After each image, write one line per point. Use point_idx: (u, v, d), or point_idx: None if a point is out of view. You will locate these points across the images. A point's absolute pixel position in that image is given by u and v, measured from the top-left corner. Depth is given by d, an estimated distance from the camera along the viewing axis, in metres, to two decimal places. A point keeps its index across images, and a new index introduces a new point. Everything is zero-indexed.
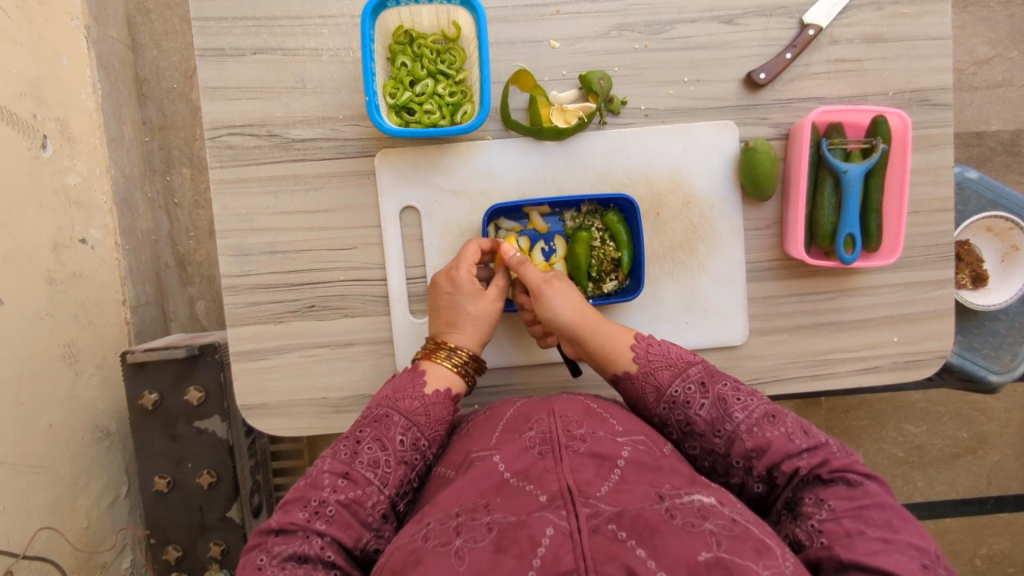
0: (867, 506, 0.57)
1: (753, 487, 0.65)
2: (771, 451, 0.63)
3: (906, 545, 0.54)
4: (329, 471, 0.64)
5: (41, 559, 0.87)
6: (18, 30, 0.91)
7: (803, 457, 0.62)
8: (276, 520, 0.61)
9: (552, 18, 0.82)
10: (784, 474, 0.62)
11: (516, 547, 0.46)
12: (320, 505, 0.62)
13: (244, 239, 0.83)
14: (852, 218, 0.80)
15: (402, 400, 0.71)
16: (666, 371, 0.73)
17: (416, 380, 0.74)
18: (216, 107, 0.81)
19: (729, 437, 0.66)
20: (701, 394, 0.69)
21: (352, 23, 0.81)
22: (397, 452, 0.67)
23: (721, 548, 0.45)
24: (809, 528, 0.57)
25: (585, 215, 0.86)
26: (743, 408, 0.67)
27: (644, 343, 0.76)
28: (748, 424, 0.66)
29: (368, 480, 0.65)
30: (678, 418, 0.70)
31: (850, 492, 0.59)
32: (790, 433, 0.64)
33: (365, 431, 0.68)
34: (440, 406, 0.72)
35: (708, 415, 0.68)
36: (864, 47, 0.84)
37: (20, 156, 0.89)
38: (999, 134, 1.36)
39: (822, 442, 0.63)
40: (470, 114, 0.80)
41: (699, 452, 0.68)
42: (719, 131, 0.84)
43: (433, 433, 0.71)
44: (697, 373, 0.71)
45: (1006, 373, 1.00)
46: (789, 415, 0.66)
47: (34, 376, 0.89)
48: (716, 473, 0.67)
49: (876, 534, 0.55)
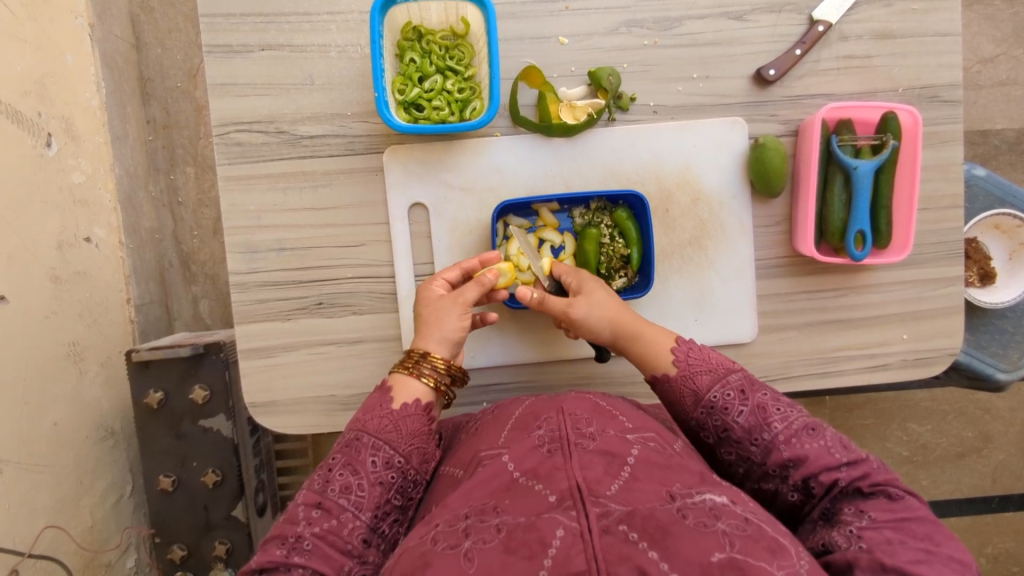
0: (908, 519, 0.57)
1: (787, 495, 0.64)
2: (809, 463, 0.62)
3: (948, 558, 0.53)
4: (303, 503, 0.63)
5: (46, 558, 0.87)
6: (23, 28, 0.91)
7: (843, 470, 0.62)
8: (255, 560, 0.59)
9: (560, 14, 0.82)
10: (822, 485, 0.61)
11: (526, 549, 0.45)
12: (297, 540, 0.60)
13: (251, 237, 0.83)
14: (863, 214, 0.80)
15: (370, 421, 0.68)
16: (705, 376, 0.71)
17: (383, 399, 0.70)
18: (224, 104, 0.81)
19: (767, 446, 0.65)
20: (741, 401, 0.68)
21: (360, 19, 0.81)
22: (371, 474, 0.65)
23: (734, 548, 0.45)
24: (848, 533, 0.56)
25: (595, 212, 0.86)
26: (783, 419, 0.65)
27: (685, 347, 0.74)
28: (787, 435, 0.64)
29: (343, 508, 0.62)
30: (715, 424, 0.68)
31: (891, 505, 0.58)
32: (829, 446, 0.63)
33: (336, 457, 0.66)
34: (411, 419, 0.69)
35: (746, 423, 0.66)
36: (873, 44, 0.84)
37: (26, 154, 0.89)
38: (1004, 133, 1.36)
39: (862, 457, 0.63)
40: (480, 110, 0.80)
41: (734, 458, 0.67)
42: (728, 128, 0.84)
43: (409, 447, 0.67)
44: (737, 380, 0.69)
45: (1014, 371, 1.00)
46: (828, 430, 0.65)
47: (40, 375, 0.89)
48: (750, 479, 0.66)
49: (917, 545, 0.54)
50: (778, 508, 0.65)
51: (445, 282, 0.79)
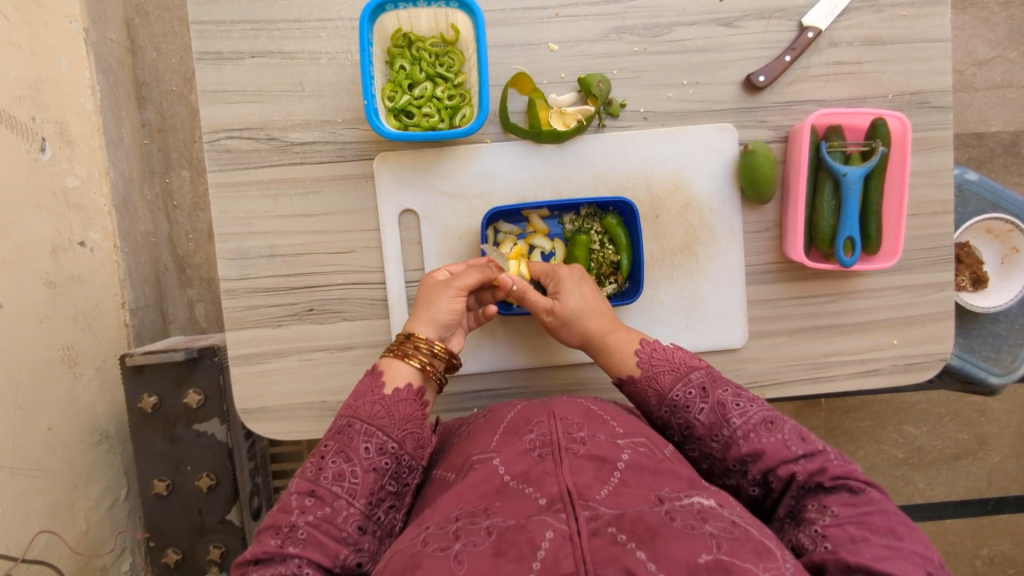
0: (869, 513, 0.57)
1: (748, 489, 0.65)
2: (766, 457, 0.63)
3: (910, 553, 0.53)
4: (297, 492, 0.63)
5: (40, 563, 0.87)
6: (17, 33, 0.91)
7: (800, 462, 0.62)
8: (250, 550, 0.60)
9: (551, 21, 0.82)
10: (780, 479, 0.62)
11: (515, 551, 0.46)
12: (291, 530, 0.60)
13: (243, 243, 0.83)
14: (852, 220, 0.80)
15: (363, 407, 0.68)
16: (667, 376, 0.72)
17: (375, 383, 0.71)
18: (215, 111, 0.81)
19: (727, 442, 0.66)
20: (701, 398, 0.69)
21: (351, 26, 0.81)
22: (364, 461, 0.65)
23: (721, 550, 0.45)
24: (813, 533, 0.57)
25: (585, 218, 0.86)
26: (741, 414, 0.66)
27: (649, 348, 0.75)
28: (745, 430, 0.65)
29: (336, 495, 0.63)
30: (678, 421, 0.70)
31: (852, 499, 0.58)
32: (787, 439, 0.64)
33: (329, 444, 0.66)
34: (403, 404, 0.69)
35: (707, 420, 0.68)
36: (863, 50, 0.84)
37: (20, 160, 0.89)
38: (999, 135, 1.36)
39: (819, 449, 0.63)
40: (469, 117, 0.81)
41: (697, 454, 0.69)
42: (718, 134, 0.84)
43: (402, 432, 0.67)
44: (698, 378, 0.70)
45: (1006, 375, 1.00)
46: (787, 423, 0.66)
47: (34, 379, 0.89)
48: (714, 475, 0.67)
49: (879, 541, 0.54)
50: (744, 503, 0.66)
51: (448, 272, 0.80)
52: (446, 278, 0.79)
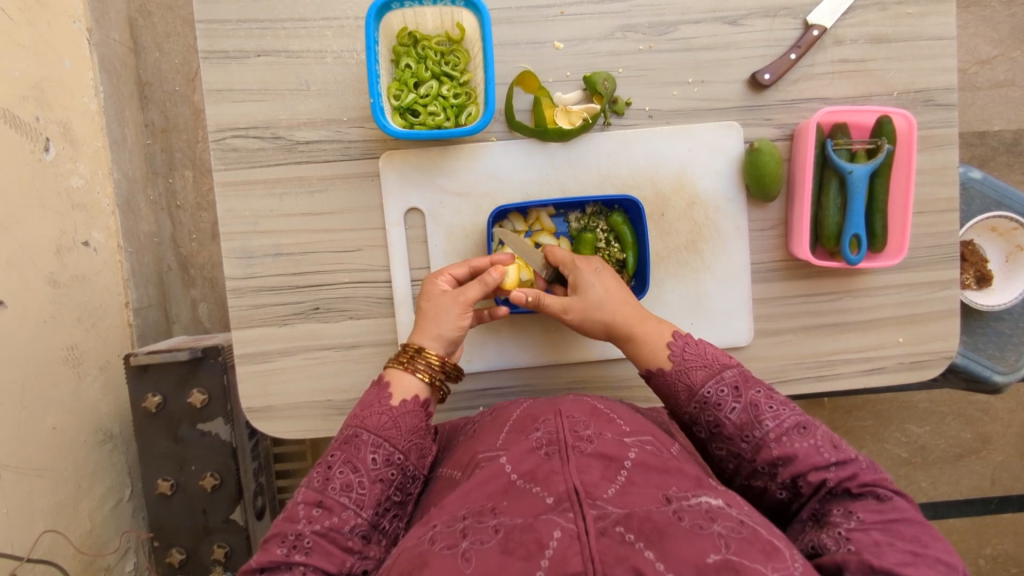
0: (896, 521, 0.57)
1: (775, 492, 0.64)
2: (798, 462, 0.63)
3: (934, 560, 0.53)
4: (303, 501, 0.63)
5: (44, 563, 0.87)
6: (20, 33, 0.91)
7: (832, 470, 0.62)
8: (256, 558, 0.60)
9: (556, 19, 0.82)
10: (810, 485, 0.62)
11: (523, 549, 0.45)
12: (298, 538, 0.60)
13: (248, 242, 0.83)
14: (857, 218, 0.80)
15: (369, 418, 0.68)
16: (700, 372, 0.71)
17: (381, 395, 0.71)
18: (220, 110, 0.81)
19: (757, 443, 0.65)
20: (734, 397, 0.68)
21: (356, 25, 0.81)
22: (371, 471, 0.65)
23: (730, 550, 0.45)
24: (837, 535, 0.56)
25: (590, 217, 0.86)
26: (774, 417, 0.66)
27: (681, 342, 0.74)
28: (777, 433, 0.65)
29: (344, 506, 0.62)
30: (708, 419, 0.69)
31: (879, 506, 0.59)
32: (819, 446, 0.64)
33: (335, 455, 0.66)
34: (410, 415, 0.69)
35: (738, 419, 0.67)
36: (868, 48, 0.84)
37: (23, 159, 0.89)
38: (1001, 134, 1.36)
39: (851, 458, 0.63)
40: (475, 115, 0.81)
41: (724, 453, 0.68)
42: (724, 132, 0.84)
43: (408, 443, 0.68)
44: (732, 376, 0.69)
45: (1010, 373, 1.00)
46: (819, 428, 0.65)
47: (37, 379, 0.89)
48: (740, 476, 0.67)
49: (905, 547, 0.54)
50: (767, 504, 0.66)
51: (449, 280, 0.79)
52: (450, 288, 0.78)
